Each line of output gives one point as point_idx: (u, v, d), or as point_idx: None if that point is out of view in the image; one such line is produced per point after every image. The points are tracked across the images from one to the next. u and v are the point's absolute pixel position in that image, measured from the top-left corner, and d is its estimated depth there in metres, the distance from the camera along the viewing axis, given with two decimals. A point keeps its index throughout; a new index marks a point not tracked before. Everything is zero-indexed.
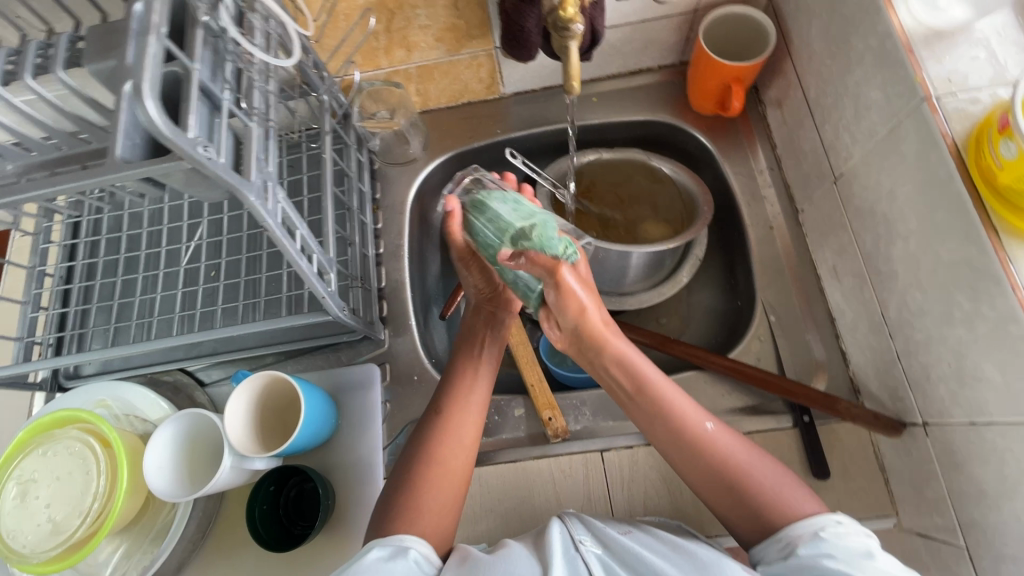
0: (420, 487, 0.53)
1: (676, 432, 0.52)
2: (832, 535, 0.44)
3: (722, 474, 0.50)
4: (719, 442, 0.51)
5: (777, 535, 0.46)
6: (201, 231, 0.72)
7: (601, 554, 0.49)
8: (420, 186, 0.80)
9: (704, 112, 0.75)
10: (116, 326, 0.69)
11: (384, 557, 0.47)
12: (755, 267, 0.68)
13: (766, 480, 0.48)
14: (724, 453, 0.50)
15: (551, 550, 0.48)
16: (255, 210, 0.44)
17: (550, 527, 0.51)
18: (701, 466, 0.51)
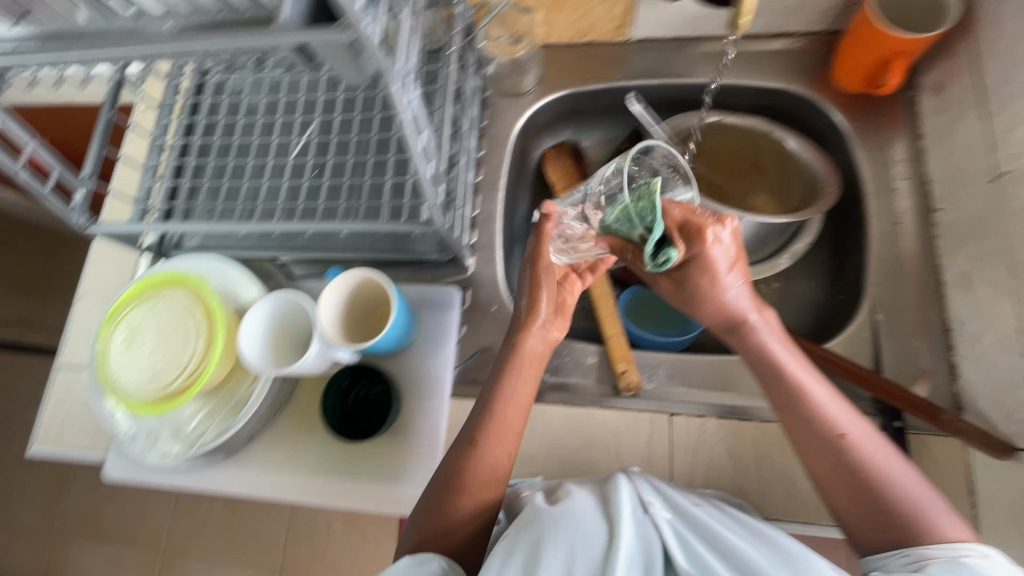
0: (445, 508, 0.50)
1: (814, 431, 0.49)
2: (976, 563, 0.40)
3: (853, 477, 0.47)
4: (865, 445, 0.48)
5: (903, 549, 0.44)
6: (313, 129, 0.73)
7: (671, 520, 0.49)
8: (528, 120, 0.79)
9: (847, 89, 0.69)
10: (223, 206, 0.72)
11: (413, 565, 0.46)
12: (870, 260, 0.64)
13: (900, 496, 0.45)
14: (862, 456, 0.48)
15: (620, 508, 0.49)
16: (395, 97, 0.43)
17: (619, 482, 0.53)
18: (830, 466, 0.48)
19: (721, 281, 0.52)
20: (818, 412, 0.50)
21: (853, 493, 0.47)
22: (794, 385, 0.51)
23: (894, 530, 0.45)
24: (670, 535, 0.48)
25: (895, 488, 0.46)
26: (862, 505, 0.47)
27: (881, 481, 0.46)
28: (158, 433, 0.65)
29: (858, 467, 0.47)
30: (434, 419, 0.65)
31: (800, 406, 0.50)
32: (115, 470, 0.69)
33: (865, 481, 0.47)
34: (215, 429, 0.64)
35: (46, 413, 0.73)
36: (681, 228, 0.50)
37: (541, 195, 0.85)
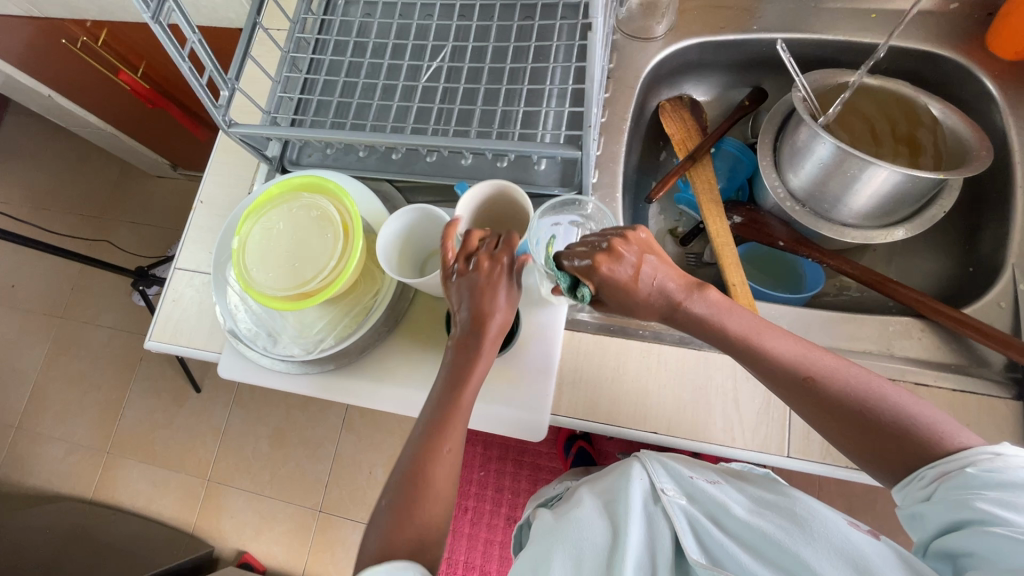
0: (416, 513, 0.52)
1: (783, 385, 0.50)
2: (988, 467, 0.41)
3: (835, 424, 0.48)
4: (830, 382, 0.48)
5: (923, 468, 0.44)
6: (443, 55, 0.74)
7: (684, 506, 0.53)
8: (654, 67, 0.77)
9: (1003, 55, 0.67)
10: (352, 123, 0.73)
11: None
12: (1016, 231, 0.62)
13: (893, 419, 0.46)
14: (836, 396, 0.48)
15: (633, 503, 0.54)
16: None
17: (635, 472, 0.59)
18: (812, 414, 0.49)
19: (638, 285, 0.51)
20: (780, 366, 0.50)
21: (842, 435, 0.48)
22: (749, 346, 0.51)
23: (903, 453, 0.45)
24: (681, 518, 0.52)
25: (884, 413, 0.46)
26: (864, 442, 0.47)
27: (868, 411, 0.47)
28: (279, 334, 0.68)
29: (834, 409, 0.47)
30: (550, 347, 0.65)
31: (760, 371, 0.51)
32: (226, 369, 0.71)
33: (853, 418, 0.47)
34: (334, 337, 0.66)
35: (162, 311, 0.76)
36: (582, 270, 0.51)
37: (653, 146, 0.84)
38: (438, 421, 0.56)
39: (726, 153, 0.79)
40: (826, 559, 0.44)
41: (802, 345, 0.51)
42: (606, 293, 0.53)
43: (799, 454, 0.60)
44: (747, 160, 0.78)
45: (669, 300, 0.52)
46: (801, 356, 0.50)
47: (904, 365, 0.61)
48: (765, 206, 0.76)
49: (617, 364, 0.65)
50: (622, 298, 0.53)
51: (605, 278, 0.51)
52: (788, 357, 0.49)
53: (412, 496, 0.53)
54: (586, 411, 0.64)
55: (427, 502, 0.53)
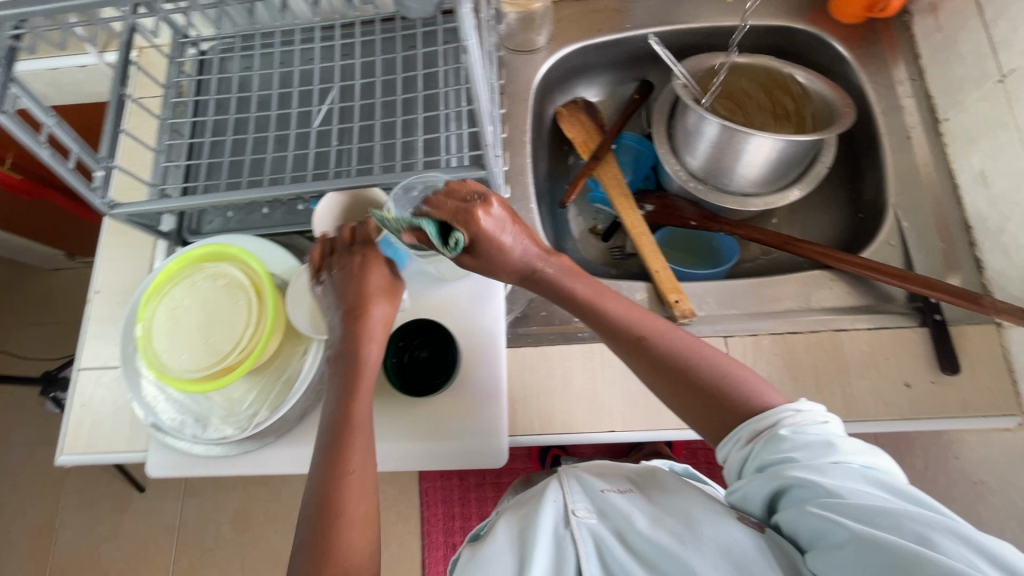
0: (337, 525, 0.50)
1: (618, 343, 0.53)
2: (793, 429, 0.44)
3: (662, 382, 0.51)
4: (661, 343, 0.52)
5: (738, 429, 0.47)
6: (332, 96, 0.72)
7: (593, 526, 0.46)
8: (542, 77, 0.79)
9: (846, 20, 0.74)
10: (248, 179, 0.69)
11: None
12: (889, 175, 0.68)
13: (713, 382, 0.49)
14: (662, 356, 0.51)
15: (539, 530, 0.46)
16: (465, 23, 0.43)
17: (549, 493, 0.51)
18: (646, 373, 0.52)
19: (507, 243, 0.54)
20: (617, 326, 0.53)
21: (672, 394, 0.51)
22: (593, 309, 0.55)
23: (724, 412, 0.48)
24: (589, 544, 0.45)
25: (707, 374, 0.49)
26: (687, 402, 0.50)
27: (692, 373, 0.50)
28: (208, 417, 0.63)
29: (663, 367, 0.51)
30: (495, 369, 0.64)
31: (599, 330, 0.55)
32: (156, 467, 0.65)
33: (682, 379, 0.50)
34: (269, 407, 0.62)
35: (71, 420, 0.69)
36: (460, 219, 0.52)
37: (559, 151, 0.85)
38: (340, 441, 0.53)
39: (627, 146, 0.82)
40: (710, 563, 0.40)
41: (640, 310, 0.54)
42: (483, 250, 0.54)
43: None
44: (647, 149, 0.82)
45: (528, 261, 0.56)
46: (634, 318, 0.54)
47: (823, 315, 0.65)
48: (672, 190, 0.79)
49: (563, 371, 0.66)
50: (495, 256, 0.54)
51: (482, 232, 0.52)
52: (626, 319, 0.53)
53: (326, 507, 0.50)
54: (542, 425, 0.64)
55: (343, 509, 0.51)
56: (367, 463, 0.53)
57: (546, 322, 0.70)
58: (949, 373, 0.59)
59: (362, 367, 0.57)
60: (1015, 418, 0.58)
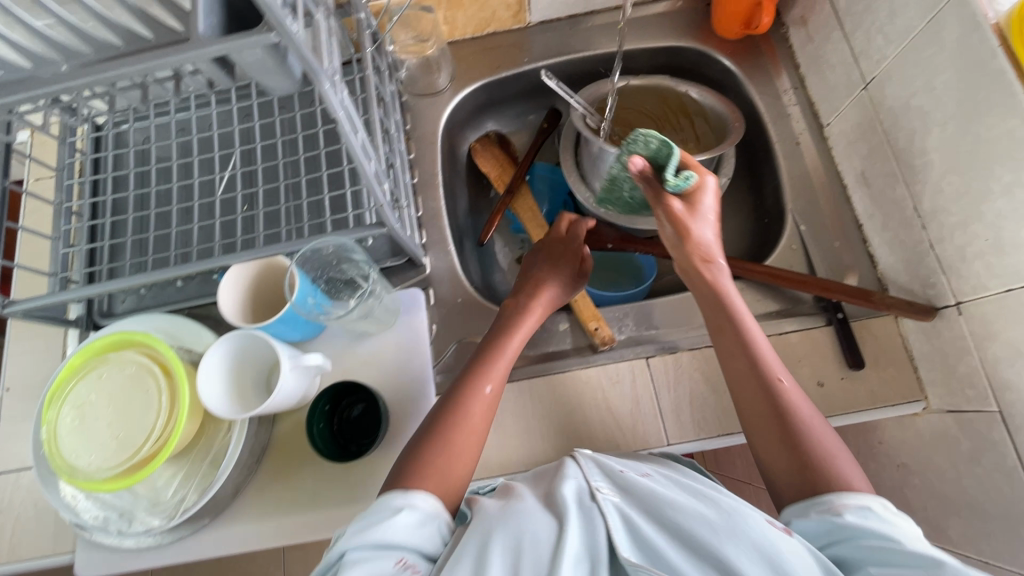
0: (439, 459, 0.53)
1: (751, 379, 0.55)
2: (880, 512, 0.44)
3: (767, 420, 0.53)
4: (794, 398, 0.53)
5: (815, 501, 0.47)
6: (234, 162, 0.71)
7: (618, 502, 0.48)
8: (449, 117, 0.80)
9: (729, 37, 0.77)
10: (154, 257, 0.67)
11: (416, 523, 0.48)
12: (783, 181, 0.71)
13: (818, 446, 0.50)
14: (787, 407, 0.53)
15: (566, 504, 0.47)
16: (327, 98, 0.43)
17: (567, 468, 0.53)
18: (752, 406, 0.54)
19: (704, 231, 0.60)
20: (749, 361, 0.56)
21: (763, 434, 0.53)
22: (745, 331, 0.57)
23: (811, 473, 0.49)
24: (616, 518, 0.46)
25: (820, 443, 0.50)
26: (778, 452, 0.52)
27: (806, 433, 0.51)
28: (132, 511, 0.60)
29: (780, 414, 0.53)
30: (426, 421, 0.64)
31: (726, 355, 0.57)
32: (86, 568, 0.62)
33: (791, 430, 0.52)
34: (196, 491, 0.60)
35: None
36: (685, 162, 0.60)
37: (478, 186, 0.86)
38: (427, 461, 0.53)
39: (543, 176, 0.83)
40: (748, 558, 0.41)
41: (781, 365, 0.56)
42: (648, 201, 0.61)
43: (676, 439, 0.63)
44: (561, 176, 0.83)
45: (710, 249, 0.60)
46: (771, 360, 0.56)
47: None
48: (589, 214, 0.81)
49: (494, 411, 0.66)
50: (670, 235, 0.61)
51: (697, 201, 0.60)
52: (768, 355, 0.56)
53: (434, 444, 0.54)
54: (478, 470, 0.64)
55: (451, 451, 0.54)
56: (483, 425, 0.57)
57: None
58: (854, 368, 0.62)
59: (461, 462, 0.54)
60: (920, 404, 0.61)
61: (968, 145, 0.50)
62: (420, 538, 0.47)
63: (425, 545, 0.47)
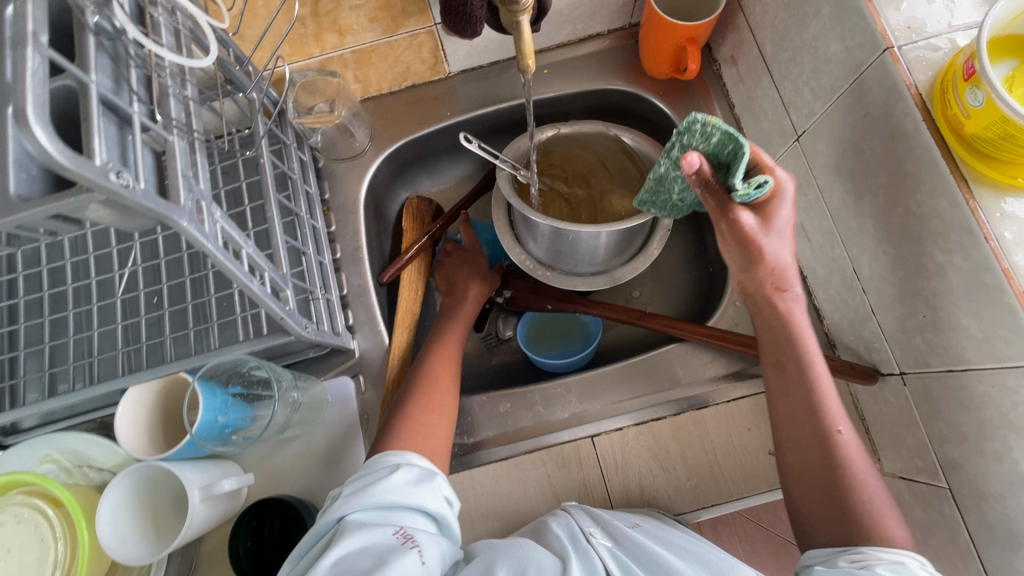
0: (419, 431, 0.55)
1: (807, 425, 0.50)
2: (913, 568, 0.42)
3: (815, 466, 0.48)
4: (852, 450, 0.48)
5: (847, 550, 0.44)
6: (135, 254, 0.65)
7: (611, 547, 0.50)
8: (372, 180, 0.74)
9: (660, 76, 0.72)
10: (50, 373, 0.61)
11: (412, 480, 0.47)
12: None
13: (867, 504, 0.46)
14: (841, 459, 0.48)
15: (564, 546, 0.49)
16: (190, 236, 0.38)
17: (558, 516, 0.54)
18: (800, 449, 0.50)
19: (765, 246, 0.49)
20: (810, 405, 0.50)
21: (805, 481, 0.49)
22: (807, 369, 0.50)
23: (849, 526, 0.46)
24: (613, 564, 0.50)
25: (870, 500, 0.46)
26: (822, 499, 0.48)
27: (859, 491, 0.47)
28: None
29: (830, 465, 0.48)
30: None
31: (783, 394, 0.51)
32: None
33: (835, 478, 0.47)
34: None
35: None
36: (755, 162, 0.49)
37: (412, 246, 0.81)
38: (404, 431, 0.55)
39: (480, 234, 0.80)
40: None
41: (842, 408, 0.50)
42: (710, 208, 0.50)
43: None
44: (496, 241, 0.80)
45: (784, 274, 0.50)
46: (831, 405, 0.50)
47: (685, 391, 0.64)
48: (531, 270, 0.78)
49: None
50: (733, 252, 0.51)
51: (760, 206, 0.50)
52: (828, 399, 0.50)
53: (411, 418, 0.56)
54: None
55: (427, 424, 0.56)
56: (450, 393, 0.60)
57: None
58: None
59: (437, 424, 0.56)
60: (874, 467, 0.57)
61: (901, 217, 0.47)
62: (417, 496, 0.46)
63: (424, 501, 0.46)
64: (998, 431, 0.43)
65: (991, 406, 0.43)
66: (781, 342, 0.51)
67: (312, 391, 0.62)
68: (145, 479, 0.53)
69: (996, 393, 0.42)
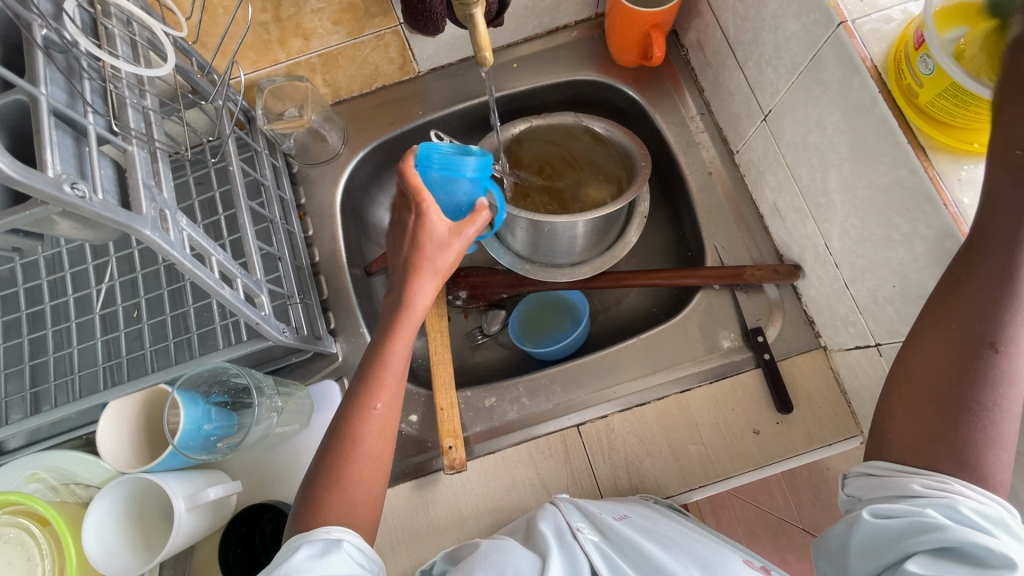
0: (346, 473, 0.47)
1: (967, 330, 0.37)
2: (979, 510, 0.34)
3: (939, 371, 0.37)
4: (1015, 370, 0.35)
5: (923, 472, 0.37)
6: (112, 269, 0.64)
7: (598, 542, 0.48)
8: (347, 183, 0.74)
9: (628, 64, 0.73)
10: (32, 392, 0.60)
11: (313, 555, 0.41)
12: (699, 216, 0.68)
13: (992, 432, 0.35)
14: (991, 378, 0.36)
15: (547, 538, 0.48)
16: (155, 245, 0.38)
17: (547, 512, 0.52)
18: (931, 348, 0.38)
19: None
20: (996, 303, 0.36)
21: (912, 382, 0.39)
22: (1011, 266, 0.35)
23: (945, 450, 0.36)
24: (600, 560, 0.47)
25: (995, 428, 0.35)
26: (922, 406, 0.38)
27: (990, 413, 0.35)
28: None
29: (967, 377, 0.36)
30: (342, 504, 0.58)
31: (950, 283, 0.38)
32: None
33: (966, 398, 0.36)
34: None
35: None
36: None
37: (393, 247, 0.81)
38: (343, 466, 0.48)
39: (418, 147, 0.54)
40: None
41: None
42: None
43: None
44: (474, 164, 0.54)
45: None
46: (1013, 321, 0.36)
47: (667, 376, 0.64)
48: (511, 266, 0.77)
49: (423, 508, 0.61)
50: None
51: None
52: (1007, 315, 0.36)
53: (340, 454, 0.48)
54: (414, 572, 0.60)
55: (361, 459, 0.48)
56: (391, 419, 0.50)
57: (400, 454, 0.65)
58: (786, 413, 0.60)
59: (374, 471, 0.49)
60: (856, 440, 0.58)
61: (866, 190, 0.47)
62: (325, 568, 0.40)
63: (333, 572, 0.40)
64: None
65: None
66: (993, 211, 0.36)
67: (296, 396, 0.62)
68: (133, 493, 0.53)
69: None
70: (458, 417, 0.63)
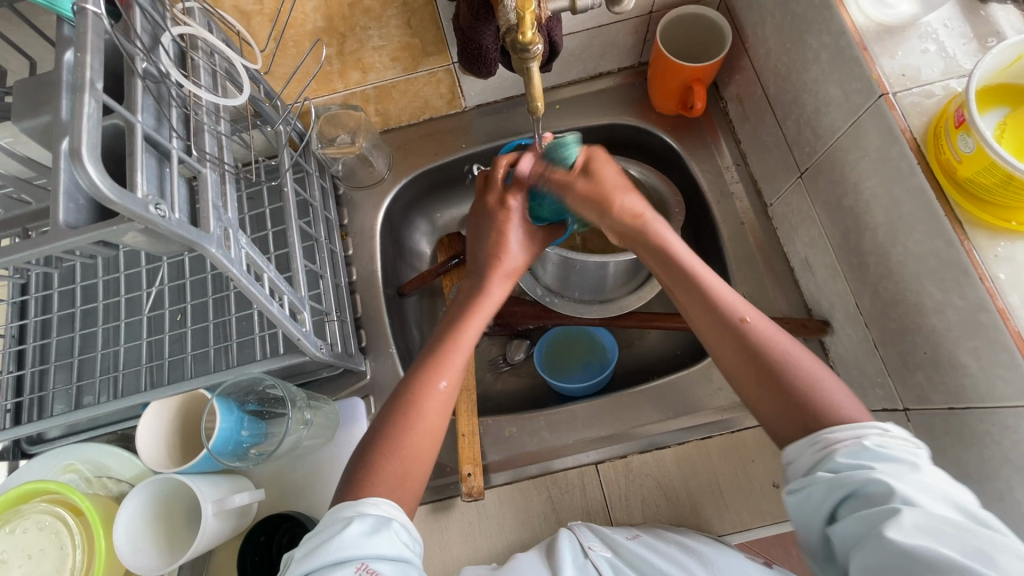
0: (399, 444, 0.48)
1: (712, 315, 0.50)
2: (877, 443, 0.40)
3: (737, 358, 0.49)
4: (758, 335, 0.48)
5: (811, 439, 0.43)
6: (163, 273, 0.68)
7: (610, 558, 0.50)
8: (389, 207, 0.77)
9: (668, 112, 0.75)
10: (78, 385, 0.63)
11: (365, 532, 0.41)
12: (729, 264, 0.69)
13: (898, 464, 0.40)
14: (760, 345, 0.48)
15: (561, 561, 0.49)
16: (218, 261, 0.41)
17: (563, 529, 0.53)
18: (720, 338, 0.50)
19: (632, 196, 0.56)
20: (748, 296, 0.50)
21: (748, 378, 0.48)
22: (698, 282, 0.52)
23: None
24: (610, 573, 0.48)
25: (819, 390, 0.45)
26: (758, 391, 0.47)
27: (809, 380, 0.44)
28: None
29: (756, 352, 0.48)
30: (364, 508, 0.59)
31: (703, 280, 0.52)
32: None
33: (765, 372, 0.47)
34: None
35: None
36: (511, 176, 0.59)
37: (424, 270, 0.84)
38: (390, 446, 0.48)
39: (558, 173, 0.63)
40: None
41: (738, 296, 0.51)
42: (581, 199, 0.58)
43: None
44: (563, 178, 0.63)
45: None
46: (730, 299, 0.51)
47: (688, 421, 0.64)
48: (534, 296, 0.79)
49: (437, 532, 0.61)
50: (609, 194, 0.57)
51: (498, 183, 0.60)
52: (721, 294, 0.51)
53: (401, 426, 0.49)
54: None
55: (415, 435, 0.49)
56: (450, 401, 0.52)
57: None
58: None
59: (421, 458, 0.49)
60: None
61: (900, 255, 0.48)
62: (374, 546, 0.41)
63: (383, 550, 0.41)
64: (1002, 470, 0.43)
65: (993, 445, 0.43)
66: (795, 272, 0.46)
67: (325, 409, 0.64)
68: (158, 491, 0.55)
69: (996, 432, 0.43)
70: (478, 444, 0.64)
